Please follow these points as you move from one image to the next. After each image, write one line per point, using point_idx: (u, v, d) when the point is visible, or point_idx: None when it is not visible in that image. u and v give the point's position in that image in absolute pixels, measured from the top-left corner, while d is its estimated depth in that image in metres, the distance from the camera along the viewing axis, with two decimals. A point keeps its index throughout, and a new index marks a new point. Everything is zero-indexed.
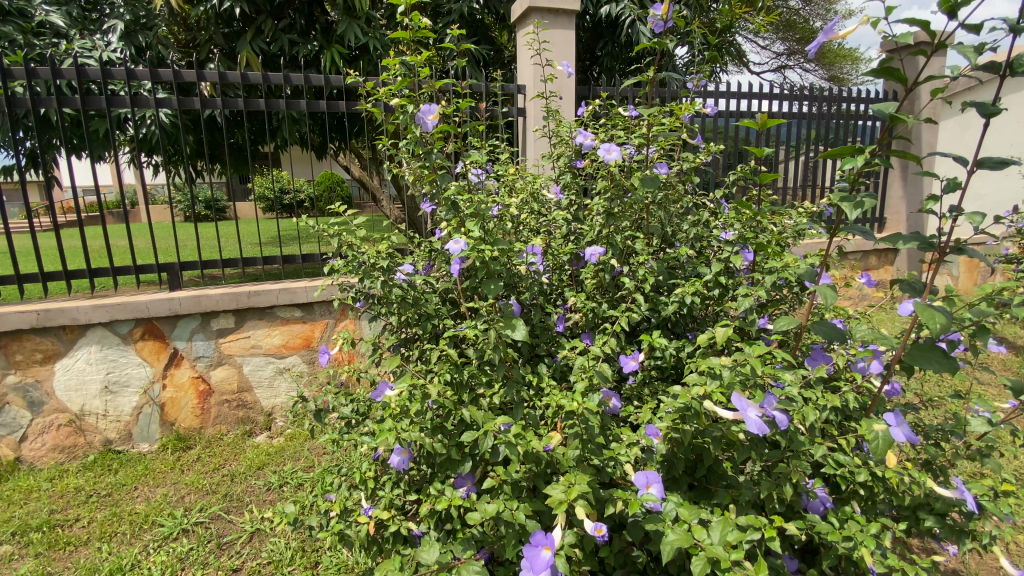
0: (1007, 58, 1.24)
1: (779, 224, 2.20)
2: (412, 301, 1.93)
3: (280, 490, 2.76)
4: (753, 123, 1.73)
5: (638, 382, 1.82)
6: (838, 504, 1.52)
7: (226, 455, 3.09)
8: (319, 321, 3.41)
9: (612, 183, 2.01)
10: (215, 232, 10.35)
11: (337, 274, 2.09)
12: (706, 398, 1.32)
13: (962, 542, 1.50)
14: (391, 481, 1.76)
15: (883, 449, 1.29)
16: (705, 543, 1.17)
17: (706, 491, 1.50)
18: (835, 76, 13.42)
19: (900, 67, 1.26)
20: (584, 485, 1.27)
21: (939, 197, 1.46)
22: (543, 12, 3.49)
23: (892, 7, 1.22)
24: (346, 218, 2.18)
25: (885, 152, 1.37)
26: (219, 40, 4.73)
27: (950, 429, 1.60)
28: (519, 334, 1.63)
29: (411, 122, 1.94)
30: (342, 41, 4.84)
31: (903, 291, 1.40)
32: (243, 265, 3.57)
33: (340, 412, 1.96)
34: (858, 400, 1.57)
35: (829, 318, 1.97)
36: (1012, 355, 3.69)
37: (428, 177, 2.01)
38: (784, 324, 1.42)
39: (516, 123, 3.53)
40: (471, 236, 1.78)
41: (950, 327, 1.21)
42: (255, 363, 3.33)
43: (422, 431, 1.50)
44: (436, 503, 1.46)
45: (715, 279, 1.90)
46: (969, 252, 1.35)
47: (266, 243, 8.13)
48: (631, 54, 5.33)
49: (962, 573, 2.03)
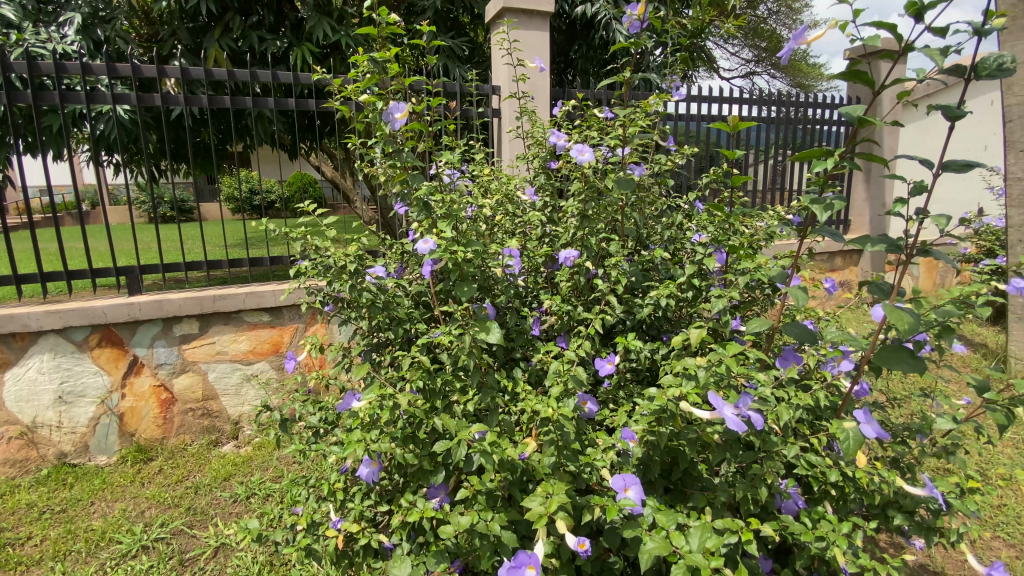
0: (972, 61, 1.26)
1: (750, 226, 2.19)
2: (382, 304, 1.87)
3: (247, 501, 2.65)
4: (725, 126, 1.72)
5: (614, 385, 1.81)
6: (810, 504, 1.52)
7: (190, 466, 2.95)
8: (288, 325, 3.30)
9: (586, 184, 2.02)
10: (178, 233, 10.03)
11: (304, 277, 1.99)
12: (681, 400, 1.30)
13: (930, 539, 1.53)
14: (362, 492, 1.68)
15: (855, 449, 1.29)
16: (684, 550, 1.15)
17: (683, 494, 1.48)
18: (800, 84, 13.85)
19: (868, 70, 1.27)
20: (562, 495, 1.23)
21: (906, 199, 1.46)
22: (518, 12, 3.45)
23: (860, 10, 1.23)
24: (314, 218, 2.10)
25: (852, 156, 1.37)
26: (182, 35, 4.54)
27: (916, 428, 1.64)
28: (494, 338, 1.59)
29: (379, 120, 1.86)
30: (313, 38, 4.73)
31: (872, 294, 1.42)
32: (208, 267, 3.43)
33: (307, 421, 1.88)
34: (829, 400, 1.57)
35: (800, 319, 1.99)
36: (969, 352, 3.84)
37: (397, 178, 1.91)
38: (757, 326, 1.41)
39: (491, 123, 3.50)
40: (442, 237, 1.75)
41: (918, 328, 1.23)
42: (221, 370, 3.20)
43: (393, 442, 1.47)
44: (407, 516, 1.42)
45: (689, 281, 1.89)
46: (935, 254, 1.37)
47: (234, 245, 7.90)
48: (604, 58, 5.39)
49: (928, 567, 2.09)
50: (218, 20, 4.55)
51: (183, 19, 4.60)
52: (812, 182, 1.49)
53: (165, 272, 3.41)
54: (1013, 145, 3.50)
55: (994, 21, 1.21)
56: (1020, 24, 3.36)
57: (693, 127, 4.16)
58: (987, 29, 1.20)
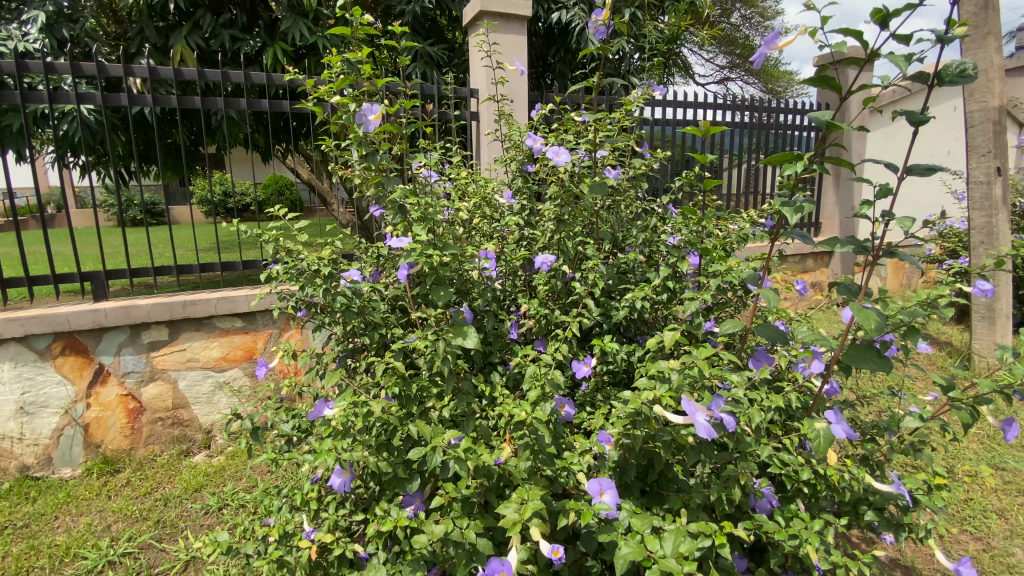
0: (936, 68, 1.29)
1: (724, 229, 2.21)
2: (357, 309, 1.83)
3: (219, 513, 2.57)
4: (697, 130, 1.73)
5: (591, 387, 1.81)
6: (783, 503, 1.54)
7: (159, 477, 2.86)
8: (262, 331, 3.23)
9: (562, 188, 2.04)
10: (148, 238, 9.76)
11: (276, 282, 1.94)
12: (656, 403, 1.31)
13: (899, 535, 1.56)
14: (336, 501, 1.64)
15: (825, 447, 1.32)
16: (658, 554, 1.14)
17: (659, 496, 1.49)
18: (773, 90, 14.17)
19: (835, 76, 1.29)
20: (537, 501, 1.22)
21: (873, 202, 1.49)
22: (495, 15, 3.45)
23: (828, 16, 1.25)
24: (286, 222, 2.05)
25: (821, 159, 1.39)
26: (151, 33, 4.42)
27: (885, 426, 1.68)
28: (471, 342, 1.56)
29: (351, 122, 1.83)
30: (287, 39, 4.65)
31: (841, 295, 1.45)
32: (178, 272, 3.33)
33: (280, 429, 1.83)
34: (801, 400, 1.59)
35: (773, 321, 2.01)
36: (935, 351, 3.96)
37: (372, 180, 1.87)
38: (730, 327, 1.43)
39: (470, 126, 3.48)
40: (418, 240, 1.71)
41: (884, 328, 1.26)
42: (192, 377, 3.11)
43: (366, 450, 1.44)
44: (381, 525, 1.40)
45: (664, 284, 1.91)
46: (900, 256, 1.40)
47: (207, 250, 7.73)
48: (582, 64, 5.45)
49: (898, 562, 2.14)
50: (189, 19, 4.44)
51: (152, 17, 4.48)
52: (782, 186, 1.51)
53: (133, 278, 3.30)
54: (975, 150, 3.63)
55: (957, 29, 1.24)
56: (981, 33, 3.48)
57: (669, 131, 4.21)
58: (950, 37, 1.23)
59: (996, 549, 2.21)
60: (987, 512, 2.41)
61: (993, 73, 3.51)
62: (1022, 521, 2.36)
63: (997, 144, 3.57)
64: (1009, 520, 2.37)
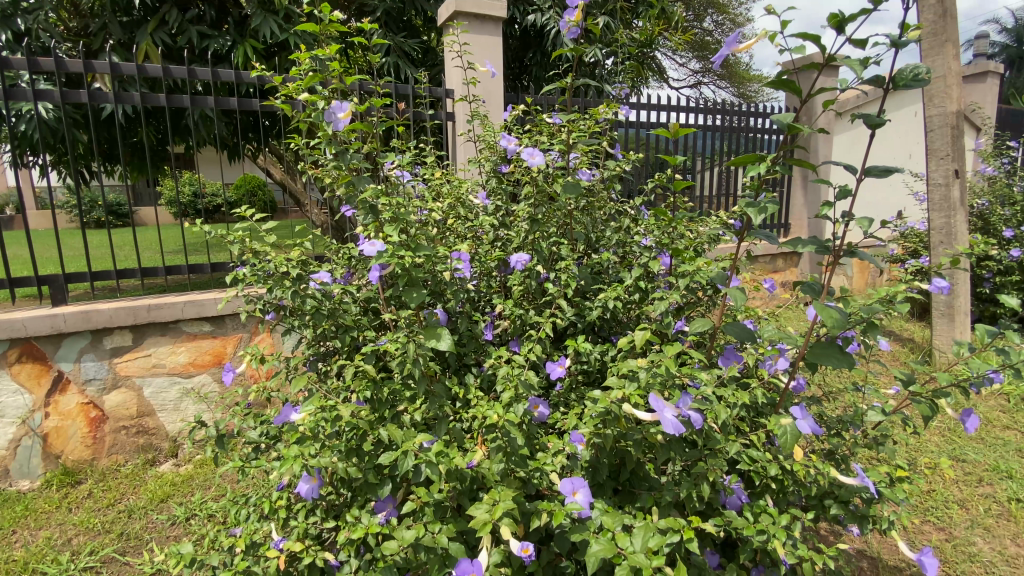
0: (891, 72, 1.33)
1: (695, 230, 2.24)
2: (327, 311, 1.80)
3: (186, 523, 2.49)
4: (666, 132, 1.75)
5: (565, 387, 1.82)
6: (752, 499, 1.57)
7: (123, 488, 2.75)
8: (231, 335, 3.14)
9: (536, 189, 2.06)
10: (111, 240, 9.40)
11: (242, 284, 1.89)
12: (625, 401, 1.31)
13: (863, 527, 1.60)
14: (306, 509, 1.61)
15: (792, 442, 1.34)
16: (628, 551, 1.15)
17: (631, 495, 1.50)
18: (744, 94, 14.48)
19: (795, 79, 1.32)
20: (508, 502, 1.21)
21: (834, 202, 1.53)
22: (470, 16, 3.44)
23: (787, 21, 1.27)
24: (253, 222, 2.00)
25: (786, 160, 1.42)
26: (114, 28, 4.27)
27: (849, 420, 1.73)
28: (444, 344, 1.54)
29: (320, 120, 1.75)
30: (258, 36, 4.55)
31: (805, 294, 1.48)
32: (144, 275, 3.22)
33: (247, 436, 1.77)
34: (768, 396, 1.62)
35: (741, 320, 2.05)
36: (898, 347, 4.10)
37: (341, 180, 1.83)
38: (699, 326, 1.45)
39: (445, 127, 3.45)
40: (388, 240, 1.68)
41: (845, 325, 1.29)
42: (158, 384, 3.01)
43: (336, 455, 1.41)
44: (352, 532, 1.37)
45: (635, 284, 1.93)
46: (860, 255, 1.44)
47: (175, 252, 7.50)
48: (557, 66, 5.47)
49: (864, 553, 2.20)
50: (154, 14, 4.32)
51: (115, 12, 4.34)
52: (747, 187, 1.54)
53: (94, 282, 3.18)
54: (934, 153, 3.77)
55: (910, 34, 1.28)
56: (939, 40, 3.62)
57: (642, 134, 4.26)
58: (903, 41, 1.27)
59: (957, 538, 2.29)
60: (948, 502, 2.49)
61: (950, 79, 3.64)
62: (981, 510, 2.46)
63: (954, 147, 3.71)
64: (969, 510, 2.46)
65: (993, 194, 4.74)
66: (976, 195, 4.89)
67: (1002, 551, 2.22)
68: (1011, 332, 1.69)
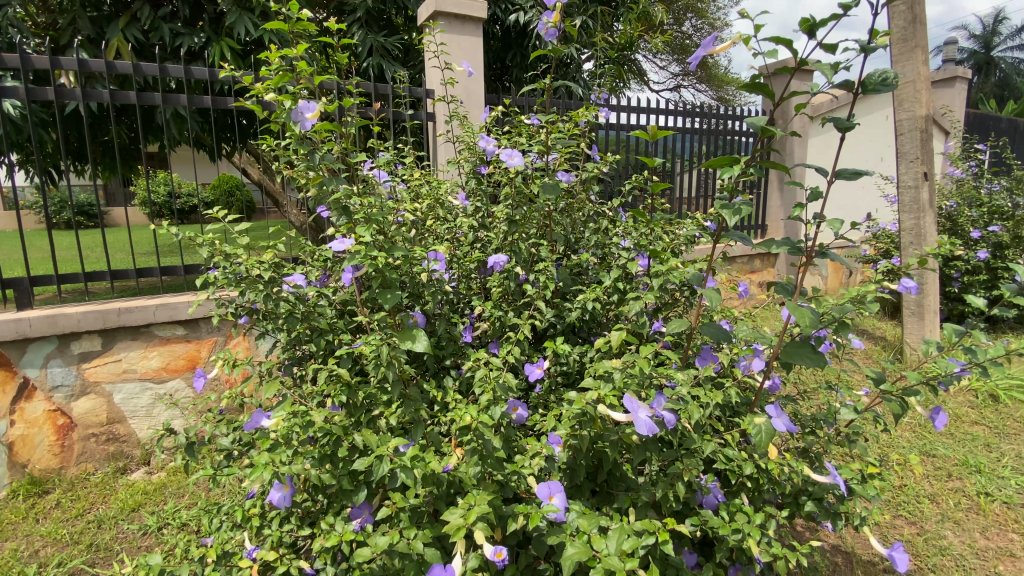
0: (861, 77, 1.35)
1: (673, 232, 2.26)
2: (301, 315, 1.76)
3: (159, 533, 2.42)
4: (643, 134, 1.75)
5: (545, 389, 1.81)
6: (729, 498, 1.58)
7: (92, 498, 2.66)
8: (206, 339, 3.07)
9: (514, 190, 2.06)
10: (81, 242, 9.13)
11: (214, 287, 1.84)
12: (600, 403, 1.31)
13: (837, 523, 1.62)
14: (280, 517, 1.57)
15: (766, 441, 1.36)
16: (603, 553, 1.14)
17: (609, 496, 1.51)
18: (723, 97, 14.68)
19: (769, 83, 1.33)
20: (483, 507, 1.20)
21: (806, 204, 1.54)
22: (450, 16, 3.42)
23: (760, 25, 1.28)
24: (225, 224, 1.95)
25: (759, 163, 1.44)
26: (84, 24, 4.16)
27: (822, 417, 1.76)
28: (421, 346, 1.51)
29: (287, 119, 1.73)
30: (234, 33, 4.47)
31: (778, 295, 1.50)
32: (114, 278, 3.13)
33: (219, 443, 1.73)
34: (743, 396, 1.63)
35: (718, 320, 2.06)
36: (871, 345, 4.19)
37: (313, 180, 1.79)
38: (676, 327, 1.46)
39: (425, 127, 3.42)
40: (362, 241, 1.65)
41: (817, 325, 1.30)
42: (129, 390, 2.93)
43: (309, 462, 1.39)
44: (326, 540, 1.34)
45: (614, 285, 1.94)
46: (832, 256, 1.46)
47: (147, 254, 7.30)
48: (538, 67, 5.46)
49: (839, 548, 2.24)
50: (126, 10, 4.21)
51: (85, 7, 4.23)
52: (722, 189, 1.56)
53: (62, 285, 3.08)
54: (904, 156, 3.86)
55: (879, 39, 1.30)
56: (909, 45, 3.71)
57: (622, 136, 4.29)
58: (873, 46, 1.29)
59: (929, 532, 2.34)
60: (919, 497, 2.55)
61: (919, 83, 3.74)
62: (950, 504, 2.52)
63: (924, 150, 3.80)
64: (940, 504, 2.52)
65: (961, 196, 4.88)
66: (945, 197, 5.03)
67: (971, 544, 2.28)
68: (976, 331, 1.73)
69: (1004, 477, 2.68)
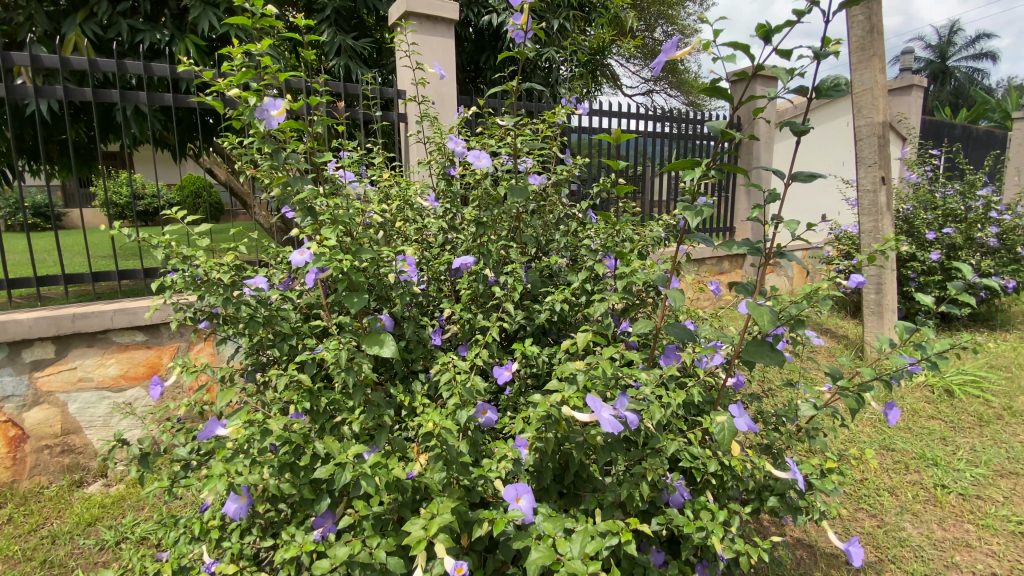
0: (816, 82, 1.38)
1: (642, 233, 2.28)
2: (263, 318, 1.72)
3: (116, 547, 2.32)
4: (609, 137, 1.77)
5: (514, 392, 1.80)
6: (694, 495, 1.60)
7: (45, 513, 2.53)
8: (167, 345, 2.97)
9: (483, 191, 2.06)
10: (33, 245, 8.70)
11: (171, 291, 1.78)
12: (565, 404, 1.32)
13: (798, 518, 1.65)
14: (240, 529, 1.52)
15: (730, 439, 1.38)
16: (567, 557, 1.14)
17: (576, 497, 1.51)
18: (694, 102, 14.97)
19: (728, 87, 1.35)
20: (446, 514, 1.18)
21: (765, 206, 1.58)
22: (421, 17, 3.40)
23: (718, 30, 1.31)
24: (183, 225, 1.89)
25: (720, 166, 1.47)
26: (39, 18, 4.00)
27: (784, 414, 1.81)
28: (387, 350, 1.48)
29: (251, 117, 1.67)
30: (198, 30, 4.35)
31: (738, 294, 1.55)
32: (69, 282, 3.00)
33: (175, 454, 1.66)
34: (707, 394, 1.66)
35: (683, 320, 2.09)
36: (834, 344, 4.32)
37: (277, 180, 1.75)
38: (641, 327, 1.49)
39: (397, 128, 3.39)
40: (325, 243, 1.61)
41: (776, 324, 1.33)
42: (85, 399, 2.81)
43: (267, 471, 1.35)
44: (286, 551, 1.30)
45: (582, 287, 1.95)
46: (790, 256, 1.50)
47: (105, 258, 7.01)
48: (509, 68, 5.43)
49: (803, 542, 2.30)
50: (83, 5, 4.06)
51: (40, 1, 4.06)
52: (684, 192, 1.58)
53: (12, 291, 2.94)
54: (863, 161, 4.00)
55: (831, 45, 1.34)
56: (868, 53, 3.84)
57: (592, 139, 4.32)
58: (825, 53, 1.33)
59: (889, 524, 2.42)
60: (880, 490, 2.64)
61: (877, 91, 3.88)
62: (909, 496, 2.61)
63: (882, 155, 3.94)
64: (899, 496, 2.61)
65: (917, 199, 5.07)
66: (902, 200, 5.22)
67: (929, 536, 2.36)
68: (925, 328, 1.80)
69: (959, 470, 2.79)
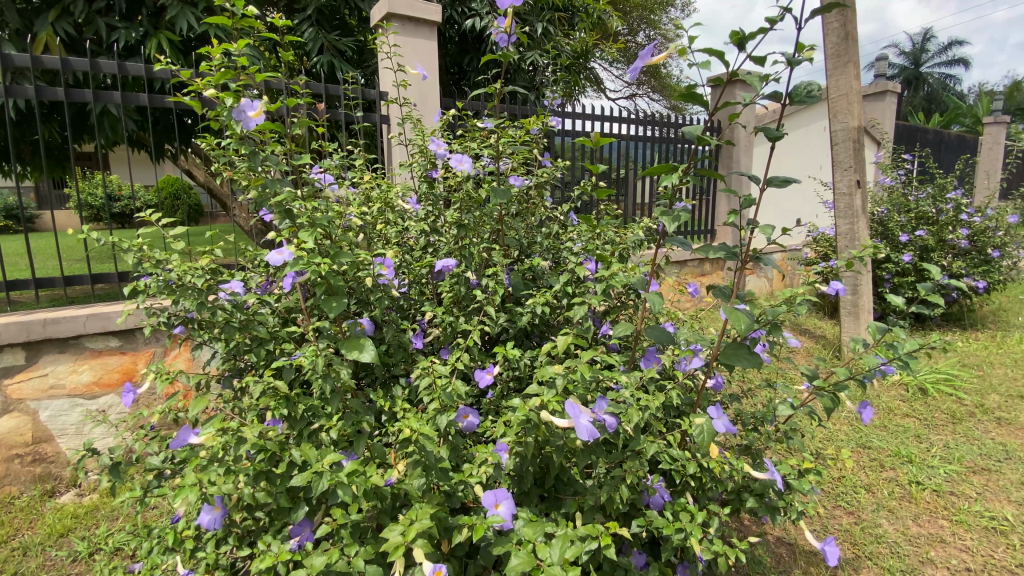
0: (789, 88, 1.40)
1: (623, 236, 2.30)
2: (240, 323, 1.69)
3: (89, 559, 2.25)
4: (589, 141, 1.78)
5: (496, 395, 1.80)
6: (674, 497, 1.61)
7: (15, 524, 2.45)
8: (143, 351, 2.91)
9: (464, 193, 2.05)
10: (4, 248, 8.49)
11: (144, 296, 1.74)
12: (544, 408, 1.32)
13: (776, 517, 1.67)
14: (215, 539, 1.49)
15: (708, 440, 1.40)
16: (546, 562, 1.14)
17: (557, 501, 1.51)
18: (676, 106, 15.16)
19: (704, 92, 1.37)
20: (425, 521, 1.17)
21: (741, 210, 1.59)
22: (403, 18, 3.39)
23: (695, 36, 1.32)
24: (157, 228, 1.84)
25: (697, 171, 1.48)
26: (9, 16, 3.88)
27: (762, 415, 1.83)
28: (366, 355, 1.47)
29: (226, 119, 1.64)
30: (175, 29, 4.27)
31: (716, 298, 1.55)
32: (40, 287, 2.92)
33: (148, 463, 1.62)
34: (686, 396, 1.67)
35: (663, 323, 2.10)
36: (812, 344, 4.41)
37: (253, 182, 1.72)
38: (621, 330, 1.49)
39: (378, 130, 3.37)
40: (302, 247, 1.59)
41: (752, 327, 1.35)
42: (57, 407, 2.74)
43: (243, 480, 1.32)
44: (262, 561, 1.28)
45: (564, 290, 1.96)
46: (766, 260, 1.52)
47: (81, 261, 6.84)
48: (492, 70, 5.45)
49: (783, 540, 2.33)
50: (56, 2, 3.96)
51: None
52: (663, 196, 1.59)
53: None
54: (839, 165, 4.08)
55: (803, 52, 1.36)
56: (844, 59, 3.91)
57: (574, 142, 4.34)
58: (798, 60, 1.35)
59: (865, 521, 2.47)
60: (857, 487, 2.69)
61: (852, 96, 3.96)
62: (885, 493, 2.67)
63: (857, 159, 4.02)
64: (875, 493, 2.67)
65: (891, 202, 5.20)
66: (878, 203, 5.35)
67: (904, 531, 2.41)
68: (897, 329, 1.84)
69: (932, 466, 2.86)
